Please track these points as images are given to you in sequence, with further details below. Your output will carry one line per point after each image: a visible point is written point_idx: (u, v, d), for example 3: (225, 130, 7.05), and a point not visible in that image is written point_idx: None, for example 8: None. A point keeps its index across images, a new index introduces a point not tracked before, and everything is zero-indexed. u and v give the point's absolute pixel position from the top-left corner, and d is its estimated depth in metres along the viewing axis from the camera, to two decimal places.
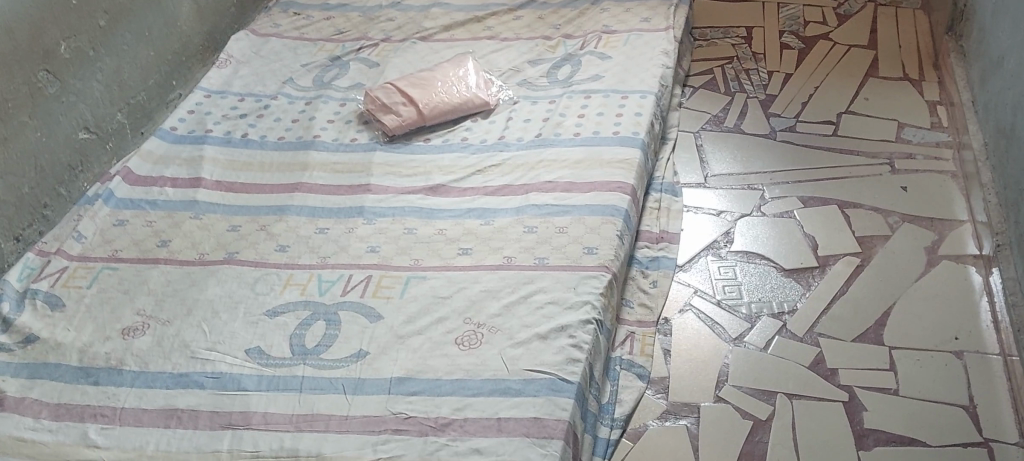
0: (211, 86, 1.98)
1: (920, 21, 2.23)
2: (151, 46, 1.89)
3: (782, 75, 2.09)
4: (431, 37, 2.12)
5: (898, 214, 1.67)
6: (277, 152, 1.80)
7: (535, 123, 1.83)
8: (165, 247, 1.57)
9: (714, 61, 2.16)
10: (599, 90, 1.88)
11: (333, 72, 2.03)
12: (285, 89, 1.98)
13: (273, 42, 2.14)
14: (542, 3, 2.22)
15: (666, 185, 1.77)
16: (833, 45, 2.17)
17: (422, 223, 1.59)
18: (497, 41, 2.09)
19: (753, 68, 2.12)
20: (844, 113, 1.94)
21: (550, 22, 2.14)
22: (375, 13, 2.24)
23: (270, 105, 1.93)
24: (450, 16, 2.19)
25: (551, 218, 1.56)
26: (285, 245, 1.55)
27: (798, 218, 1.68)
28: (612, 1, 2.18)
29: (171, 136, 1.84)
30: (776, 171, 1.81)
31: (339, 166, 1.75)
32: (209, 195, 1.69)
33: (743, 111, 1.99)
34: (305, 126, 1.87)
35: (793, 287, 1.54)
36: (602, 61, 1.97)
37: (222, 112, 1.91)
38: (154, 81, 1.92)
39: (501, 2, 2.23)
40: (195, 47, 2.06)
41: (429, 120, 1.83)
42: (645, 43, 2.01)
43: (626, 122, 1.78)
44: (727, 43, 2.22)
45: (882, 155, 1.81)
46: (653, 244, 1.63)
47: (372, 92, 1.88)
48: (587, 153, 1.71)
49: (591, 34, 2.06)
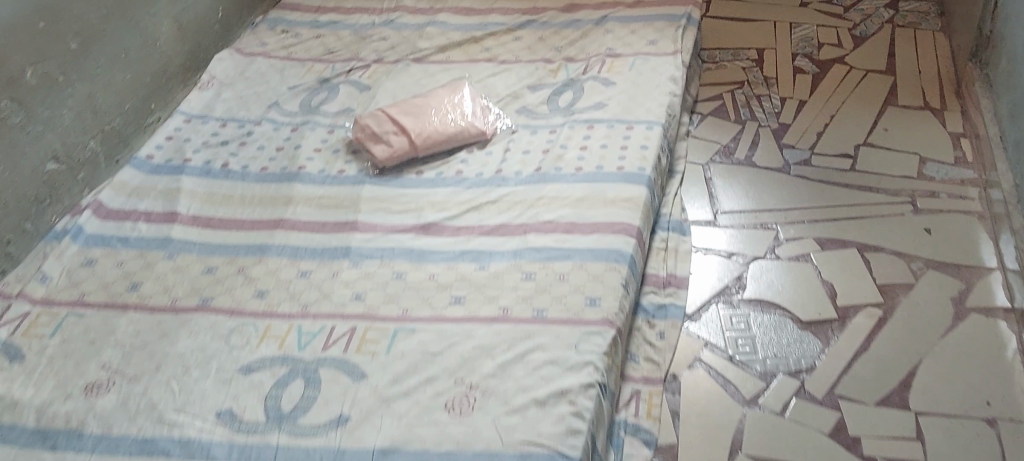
0: (191, 110, 1.87)
1: (940, 44, 2.12)
2: (127, 69, 1.80)
3: (795, 101, 1.98)
4: (425, 58, 2.01)
5: (922, 260, 1.57)
6: (259, 184, 1.69)
7: (535, 155, 1.72)
8: (136, 291, 1.46)
9: (724, 86, 2.05)
10: (603, 119, 1.77)
11: (321, 95, 1.92)
12: (270, 114, 1.87)
13: (258, 62, 2.03)
14: (543, 23, 2.11)
15: (673, 223, 1.66)
16: (849, 70, 2.06)
17: (412, 267, 1.49)
18: (496, 64, 1.98)
19: (765, 94, 2.01)
20: (862, 145, 1.84)
21: (552, 44, 2.03)
22: (367, 32, 2.12)
23: (253, 132, 1.82)
24: (446, 36, 2.08)
25: (551, 264, 1.45)
26: (263, 290, 1.45)
27: (814, 263, 1.58)
28: (617, 21, 2.07)
29: (147, 166, 1.73)
30: (790, 209, 1.70)
31: (325, 201, 1.64)
32: (185, 231, 1.58)
33: (755, 141, 1.88)
34: (290, 156, 1.76)
35: (811, 341, 1.43)
36: (606, 87, 1.86)
37: (202, 139, 1.80)
38: (131, 106, 1.83)
39: (500, 21, 2.12)
40: (175, 69, 1.97)
41: (421, 151, 1.72)
42: (652, 68, 1.89)
43: (632, 157, 1.67)
44: (738, 66, 2.11)
45: (903, 192, 1.71)
46: (660, 289, 1.52)
47: (361, 119, 1.77)
48: (589, 190, 1.60)
49: (595, 58, 1.95)
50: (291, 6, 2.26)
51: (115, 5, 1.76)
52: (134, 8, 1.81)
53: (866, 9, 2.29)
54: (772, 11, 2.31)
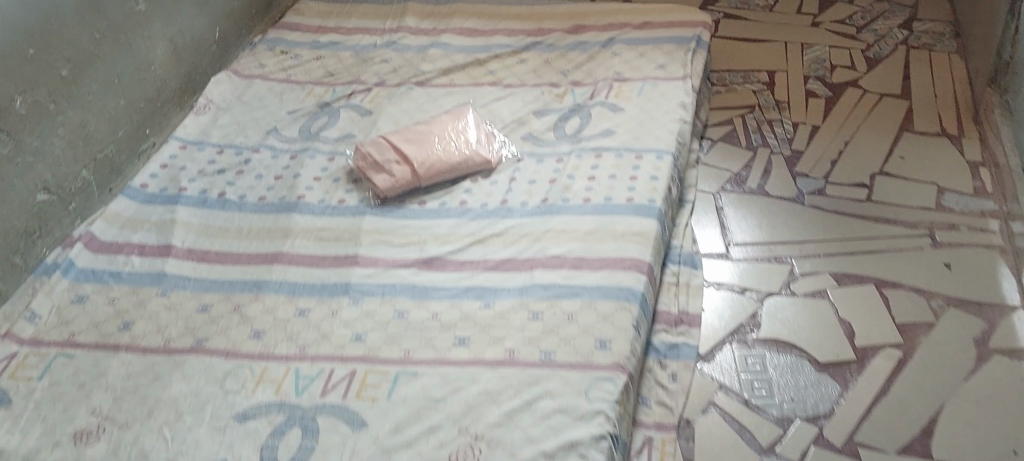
0: (187, 136, 1.82)
1: (956, 67, 2.07)
2: (120, 95, 1.76)
3: (808, 127, 1.93)
4: (428, 81, 1.97)
5: (942, 297, 1.51)
6: (256, 215, 1.64)
7: (541, 185, 1.67)
8: (128, 330, 1.41)
9: (734, 110, 2.00)
10: (611, 147, 1.72)
11: (321, 120, 1.87)
12: (268, 140, 1.82)
13: (257, 85, 1.98)
14: (549, 45, 2.06)
15: (684, 255, 1.60)
16: (863, 94, 2.01)
17: (414, 304, 1.43)
18: (500, 88, 1.93)
19: (777, 119, 1.96)
20: (877, 174, 1.79)
21: (557, 67, 1.98)
22: (368, 54, 2.07)
23: (250, 160, 1.77)
24: (450, 59, 2.03)
25: (559, 302, 1.40)
26: (260, 330, 1.39)
27: (831, 299, 1.53)
28: (624, 44, 2.02)
29: (141, 195, 1.68)
30: (805, 242, 1.65)
31: (324, 233, 1.59)
32: (179, 266, 1.53)
33: (767, 169, 1.83)
34: (289, 185, 1.70)
35: (829, 384, 1.38)
36: (614, 114, 1.81)
37: (198, 167, 1.75)
38: (124, 132, 1.78)
39: (504, 43, 2.07)
40: (170, 92, 1.92)
41: (424, 180, 1.66)
42: (661, 93, 1.84)
43: (641, 187, 1.61)
44: (748, 89, 2.06)
45: (921, 225, 1.66)
46: (672, 327, 1.47)
47: (362, 147, 1.72)
48: (598, 222, 1.55)
49: (602, 82, 1.90)
50: (289, 26, 2.19)
51: (108, 29, 1.71)
52: (127, 32, 1.76)
53: (880, 29, 2.23)
54: (783, 31, 2.26)
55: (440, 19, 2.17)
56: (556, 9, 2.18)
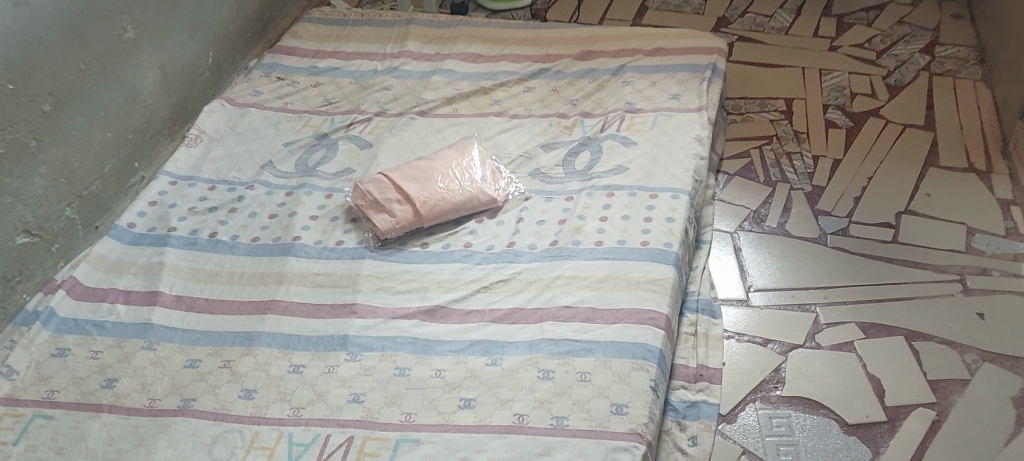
0: (177, 170, 1.73)
1: (983, 95, 1.98)
2: (107, 128, 1.67)
3: (829, 160, 1.84)
4: (431, 111, 1.88)
5: (976, 351, 1.43)
6: (250, 258, 1.55)
7: (550, 225, 1.58)
8: (111, 388, 1.32)
9: (751, 141, 1.91)
10: (623, 185, 1.63)
11: (318, 153, 1.78)
12: (263, 175, 1.73)
13: (251, 114, 1.89)
14: (557, 72, 1.97)
15: (702, 302, 1.52)
16: (886, 124, 1.93)
17: (416, 360, 1.34)
18: (506, 119, 1.84)
19: (796, 151, 1.87)
20: (903, 213, 1.70)
21: (566, 96, 1.89)
22: (369, 80, 1.98)
23: (244, 197, 1.68)
24: (454, 86, 1.94)
25: (571, 359, 1.31)
26: (251, 389, 1.31)
27: (858, 352, 1.44)
28: (636, 71, 1.93)
29: (128, 235, 1.59)
30: (829, 288, 1.56)
31: (321, 278, 1.50)
32: (167, 315, 1.44)
33: (787, 206, 1.75)
34: (284, 224, 1.62)
35: (860, 449, 1.29)
36: (626, 148, 1.72)
37: (189, 205, 1.66)
38: (111, 166, 1.69)
39: (510, 69, 1.98)
40: (160, 123, 1.83)
41: (426, 221, 1.58)
42: (676, 126, 1.76)
43: (656, 230, 1.52)
44: (765, 118, 1.97)
45: (951, 269, 1.58)
46: (691, 384, 1.38)
47: (361, 184, 1.63)
48: (611, 268, 1.46)
49: (613, 114, 1.82)
50: (286, 50, 2.10)
51: (93, 59, 1.62)
52: (114, 61, 1.67)
53: (901, 54, 2.14)
54: (800, 55, 2.17)
55: (443, 44, 2.09)
56: (564, 33, 2.09)
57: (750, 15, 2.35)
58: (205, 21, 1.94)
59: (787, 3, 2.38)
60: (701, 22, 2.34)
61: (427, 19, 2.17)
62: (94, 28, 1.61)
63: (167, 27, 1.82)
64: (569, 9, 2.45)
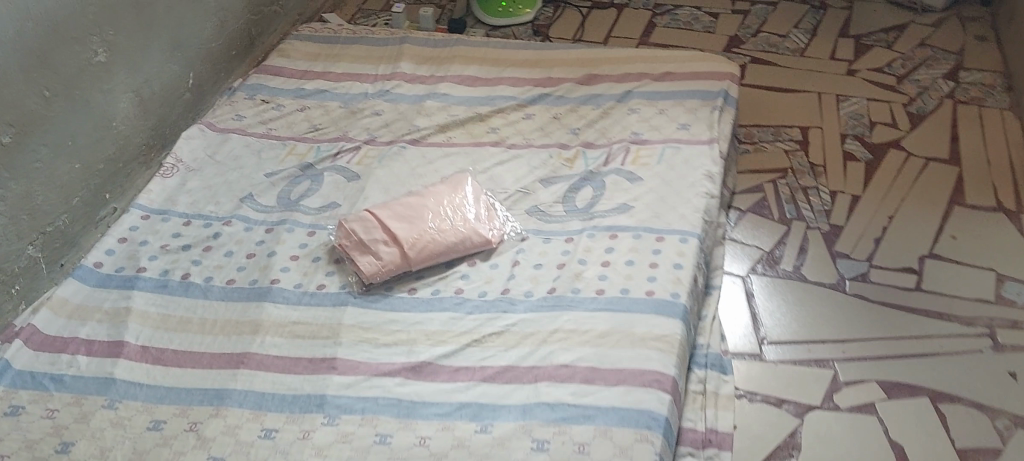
0: (150, 203, 1.62)
1: (1010, 127, 1.86)
2: (74, 158, 1.56)
3: (847, 197, 1.73)
4: (423, 140, 1.77)
5: (1009, 416, 1.31)
6: (224, 304, 1.44)
7: (548, 270, 1.47)
8: (65, 453, 1.21)
9: (764, 173, 1.80)
10: (628, 226, 1.52)
11: (302, 186, 1.67)
12: (242, 209, 1.62)
13: (233, 141, 1.78)
14: (558, 97, 1.85)
15: (712, 357, 1.40)
16: (907, 157, 1.81)
17: (398, 425, 1.23)
18: (503, 149, 1.73)
19: (812, 186, 1.76)
20: (927, 257, 1.58)
21: (567, 125, 1.78)
22: (359, 104, 1.87)
23: (220, 233, 1.57)
24: (448, 112, 1.83)
25: (568, 427, 1.19)
26: (218, 457, 1.20)
27: (881, 414, 1.33)
28: (642, 98, 1.82)
29: (93, 277, 1.48)
30: (848, 341, 1.45)
31: (300, 327, 1.39)
32: (131, 368, 1.33)
33: (802, 247, 1.63)
34: (262, 265, 1.51)
35: None
36: (631, 184, 1.61)
37: (161, 242, 1.55)
38: (80, 199, 1.58)
39: (509, 94, 1.87)
40: (135, 150, 1.72)
41: (414, 264, 1.46)
42: (684, 160, 1.64)
43: (663, 278, 1.41)
44: (779, 148, 1.86)
45: (980, 321, 1.46)
46: (699, 450, 1.26)
47: (346, 223, 1.52)
48: (614, 321, 1.34)
49: (618, 145, 1.70)
50: (272, 70, 1.98)
51: (60, 86, 1.51)
52: (84, 86, 1.56)
53: (922, 80, 2.03)
54: (816, 79, 2.05)
55: (438, 65, 1.97)
56: (567, 55, 1.97)
57: (762, 34, 2.23)
58: (185, 39, 1.83)
59: (802, 22, 2.27)
60: (711, 42, 2.22)
61: (422, 38, 2.06)
62: (61, 52, 1.50)
63: (142, 48, 1.70)
64: (572, 26, 2.34)
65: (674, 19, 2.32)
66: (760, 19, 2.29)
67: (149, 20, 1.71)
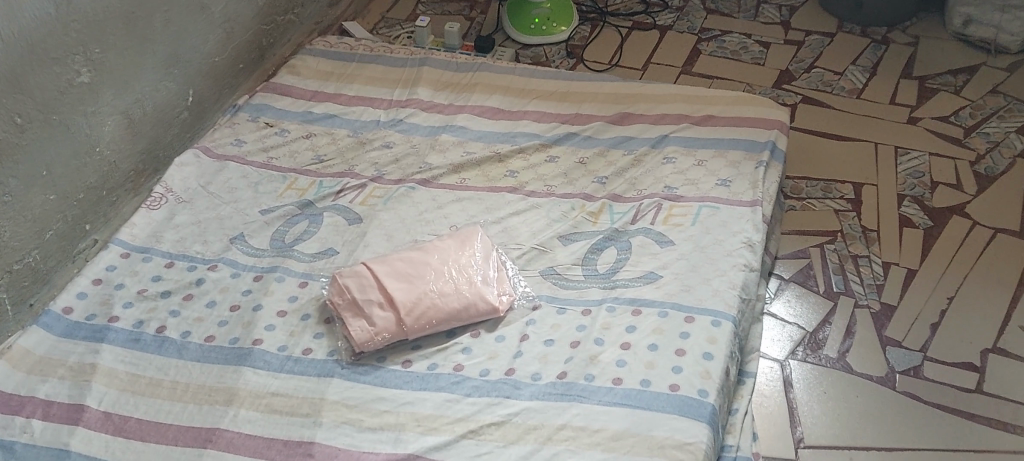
0: (132, 240, 1.49)
1: None
2: (50, 188, 1.42)
3: (902, 270, 1.55)
4: (434, 180, 1.61)
5: None
6: (199, 366, 1.30)
7: (560, 348, 1.30)
8: None
9: (811, 236, 1.63)
10: (653, 300, 1.35)
11: (300, 227, 1.53)
12: (231, 251, 1.48)
13: (230, 169, 1.64)
14: (586, 138, 1.69)
15: None
16: (972, 226, 1.62)
17: None
18: (521, 197, 1.57)
19: (863, 255, 1.59)
20: (990, 351, 1.41)
21: (594, 172, 1.62)
22: (369, 133, 1.72)
23: (204, 280, 1.43)
24: (464, 150, 1.68)
25: None
26: None
27: None
28: (679, 145, 1.64)
29: (61, 325, 1.35)
30: (897, 450, 1.29)
31: (279, 401, 1.25)
32: (89, 440, 1.21)
33: (849, 329, 1.46)
34: (245, 321, 1.36)
35: None
36: (660, 248, 1.44)
37: (138, 287, 1.41)
38: (54, 232, 1.45)
39: (532, 131, 1.71)
40: (122, 175, 1.58)
41: (411, 333, 1.31)
42: (722, 223, 1.47)
43: (689, 370, 1.24)
44: (828, 208, 1.68)
45: None
46: None
47: (340, 279, 1.37)
48: (630, 419, 1.18)
49: (649, 200, 1.53)
50: (280, 88, 1.84)
51: (35, 110, 1.37)
52: (63, 110, 1.43)
53: (992, 133, 1.83)
54: (873, 126, 1.87)
55: (458, 93, 1.82)
56: (600, 88, 1.81)
57: (817, 70, 2.04)
58: (184, 54, 1.68)
59: (861, 59, 2.07)
60: (761, 75, 2.03)
61: (443, 60, 1.90)
62: (38, 73, 1.36)
63: (134, 65, 1.57)
64: (609, 48, 2.16)
65: (721, 46, 2.14)
66: (815, 52, 2.10)
67: (142, 35, 1.57)
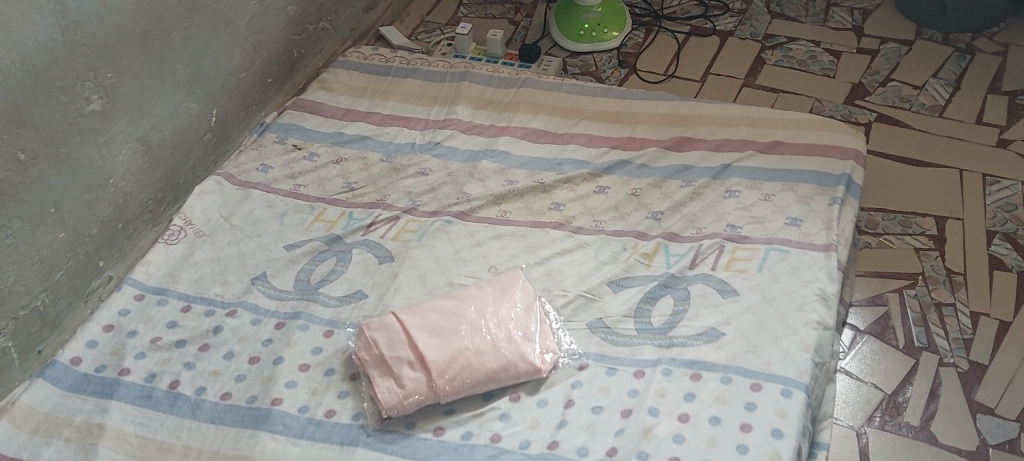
0: (147, 280, 1.38)
1: None
2: (58, 226, 1.32)
3: (993, 323, 1.39)
4: (473, 213, 1.48)
5: None
6: (213, 429, 1.19)
7: (610, 417, 1.17)
8: None
9: (889, 280, 1.47)
10: (714, 363, 1.21)
11: (327, 264, 1.41)
12: (252, 294, 1.37)
13: (254, 198, 1.53)
14: (639, 166, 1.55)
15: None
16: None
17: None
18: (567, 234, 1.43)
19: (948, 303, 1.42)
20: None
21: (648, 205, 1.47)
22: (403, 159, 1.60)
23: (222, 328, 1.32)
24: (505, 178, 1.54)
25: None
26: None
27: None
28: (742, 178, 1.49)
29: (69, 378, 1.25)
30: None
31: None
32: None
33: (933, 391, 1.31)
34: (264, 377, 1.25)
35: None
36: (722, 298, 1.30)
37: (152, 335, 1.30)
38: (64, 272, 1.35)
39: (579, 158, 1.57)
40: (139, 206, 1.49)
41: (443, 396, 1.18)
42: (792, 270, 1.32)
43: (756, 449, 1.09)
44: (908, 246, 1.52)
45: None
46: None
47: (368, 331, 1.25)
48: None
49: (709, 241, 1.39)
50: (310, 106, 1.73)
51: (41, 145, 1.27)
52: (72, 142, 1.32)
53: None
54: (958, 150, 1.69)
55: (500, 113, 1.70)
56: (654, 109, 1.66)
57: (893, 83, 1.86)
58: (206, 72, 1.57)
59: (943, 70, 1.89)
60: (831, 89, 1.86)
61: (484, 75, 1.78)
62: (43, 105, 1.26)
63: (151, 88, 1.46)
64: (664, 56, 2.00)
65: (788, 55, 1.96)
66: (891, 63, 1.92)
67: (160, 55, 1.46)
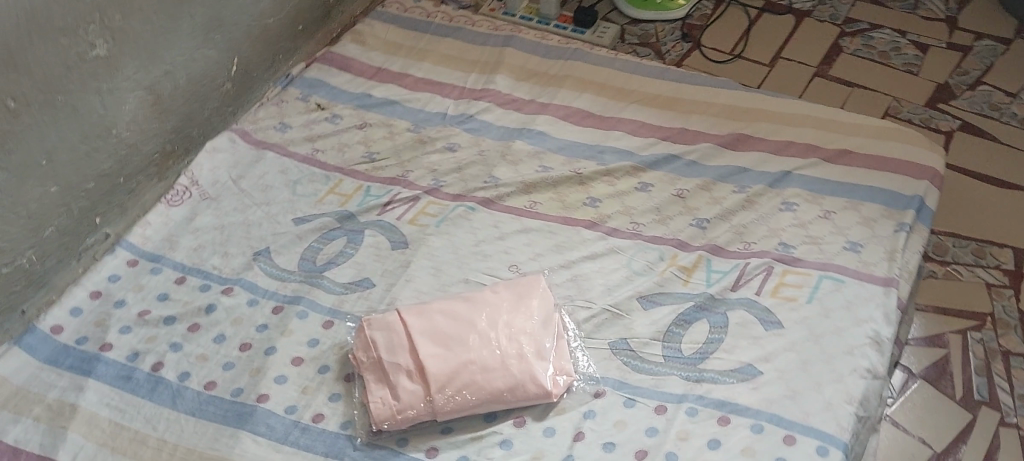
0: (142, 244, 1.30)
1: None
2: (49, 179, 1.22)
3: None
4: (499, 201, 1.35)
5: None
6: (191, 423, 1.09)
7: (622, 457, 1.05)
8: None
9: (953, 318, 1.32)
10: (746, 407, 1.08)
11: (336, 244, 1.30)
12: (252, 270, 1.26)
13: (267, 162, 1.42)
14: (688, 163, 1.40)
15: None
16: None
17: None
18: (599, 235, 1.30)
19: (1018, 353, 1.27)
20: None
21: (693, 210, 1.33)
22: (431, 130, 1.47)
23: (215, 306, 1.22)
24: (540, 163, 1.41)
25: None
26: None
27: None
28: (801, 189, 1.34)
29: (46, 348, 1.18)
30: None
31: None
32: None
33: (989, 455, 1.17)
34: (253, 368, 1.15)
35: None
36: (764, 330, 1.16)
37: (141, 308, 1.22)
38: (54, 228, 1.26)
39: (623, 147, 1.43)
40: (143, 158, 1.38)
41: (440, 414, 1.06)
42: (846, 305, 1.18)
43: None
44: (979, 281, 1.36)
45: None
46: None
47: (369, 330, 1.14)
48: None
49: (757, 260, 1.24)
50: (340, 62, 1.61)
51: (34, 90, 1.16)
52: (70, 88, 1.21)
53: None
54: None
55: (543, 87, 1.56)
56: (713, 98, 1.51)
57: (983, 87, 1.67)
58: (229, 17, 1.45)
59: None
60: (913, 88, 1.68)
61: (530, 42, 1.64)
62: (40, 47, 1.14)
63: (165, 31, 1.34)
64: (732, 33, 1.83)
65: (868, 44, 1.78)
66: (983, 63, 1.73)
67: None
